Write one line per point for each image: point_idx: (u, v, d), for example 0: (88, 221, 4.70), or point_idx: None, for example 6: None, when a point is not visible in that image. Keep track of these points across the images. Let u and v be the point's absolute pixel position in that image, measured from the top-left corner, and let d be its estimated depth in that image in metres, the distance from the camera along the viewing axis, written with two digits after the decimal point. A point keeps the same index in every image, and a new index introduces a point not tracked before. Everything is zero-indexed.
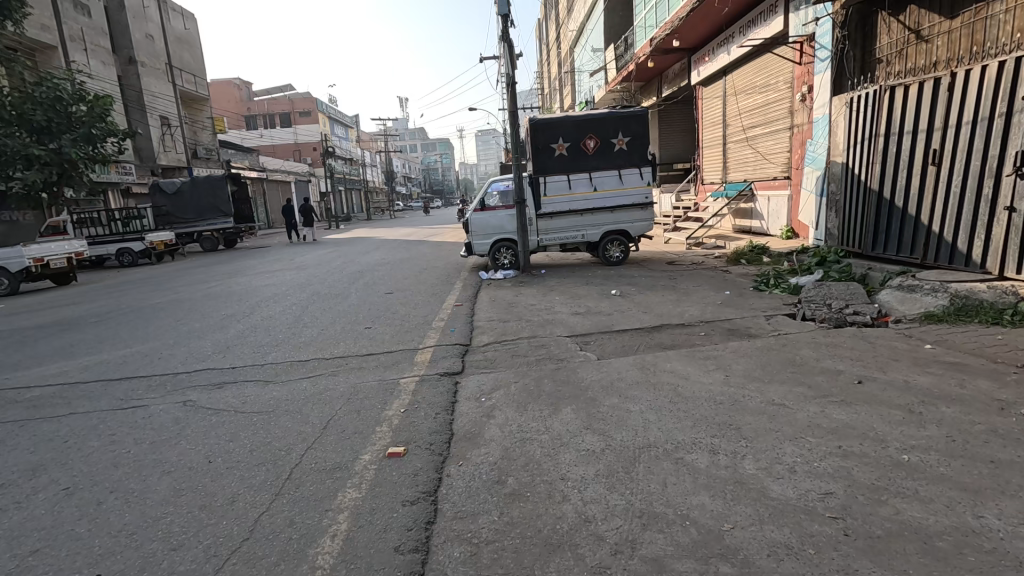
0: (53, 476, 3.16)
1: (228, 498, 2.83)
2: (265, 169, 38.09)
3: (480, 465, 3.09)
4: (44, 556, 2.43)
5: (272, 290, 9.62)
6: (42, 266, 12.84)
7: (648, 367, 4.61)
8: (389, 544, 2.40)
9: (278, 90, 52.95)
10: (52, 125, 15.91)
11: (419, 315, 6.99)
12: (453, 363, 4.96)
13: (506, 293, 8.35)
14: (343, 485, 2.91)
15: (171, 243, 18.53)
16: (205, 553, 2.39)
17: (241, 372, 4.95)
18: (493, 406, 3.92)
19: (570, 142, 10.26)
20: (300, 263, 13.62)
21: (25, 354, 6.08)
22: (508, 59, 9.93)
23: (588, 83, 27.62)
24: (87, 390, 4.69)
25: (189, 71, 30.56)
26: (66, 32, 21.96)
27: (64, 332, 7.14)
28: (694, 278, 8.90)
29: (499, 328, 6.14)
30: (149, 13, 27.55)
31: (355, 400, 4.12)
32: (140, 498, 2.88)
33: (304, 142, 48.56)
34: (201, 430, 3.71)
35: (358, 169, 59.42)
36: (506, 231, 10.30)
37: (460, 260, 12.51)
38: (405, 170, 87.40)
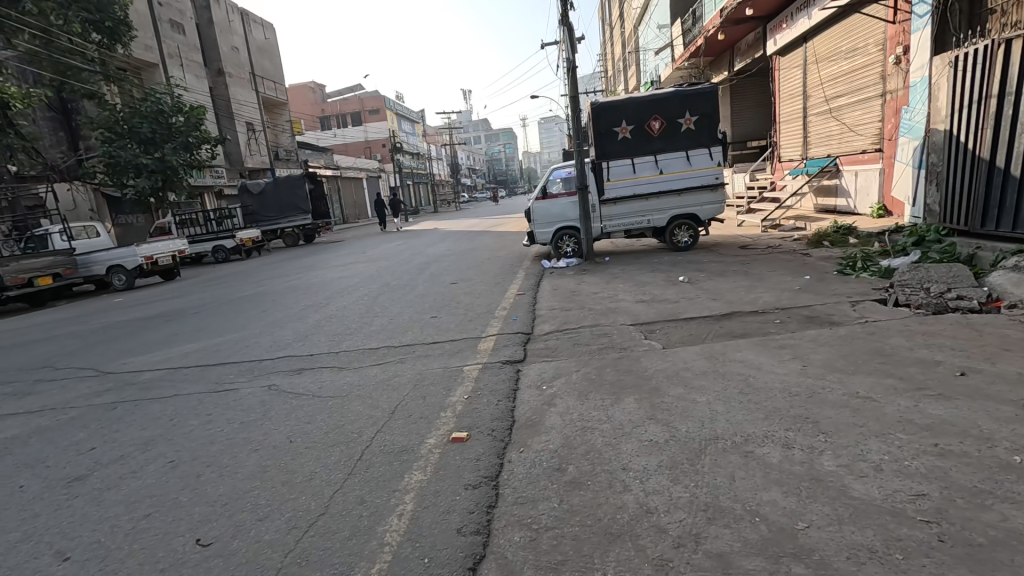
0: (161, 450, 3.56)
1: (307, 475, 3.06)
2: (339, 167, 40.12)
3: (541, 452, 3.11)
4: (154, 520, 2.74)
5: (346, 282, 10.16)
6: (152, 264, 14.37)
7: (716, 356, 4.42)
8: (451, 525, 2.48)
9: (349, 91, 55.47)
10: (156, 136, 17.66)
11: (482, 305, 7.10)
12: (514, 351, 5.01)
13: (569, 282, 8.29)
14: (409, 467, 3.05)
15: (258, 240, 20.07)
16: (287, 525, 2.59)
17: (318, 360, 5.28)
18: (554, 394, 3.93)
19: (634, 125, 9.95)
20: (373, 256, 14.31)
21: (139, 342, 6.86)
22: (568, 43, 9.75)
23: (653, 62, 26.56)
24: (188, 374, 5.22)
25: (269, 78, 32.68)
26: (165, 50, 24.22)
27: (171, 322, 7.99)
28: (770, 263, 8.38)
29: (561, 317, 6.12)
30: (234, 26, 29.72)
31: (422, 386, 4.28)
32: (231, 473, 3.17)
33: (374, 139, 50.60)
34: (283, 412, 4.02)
35: (425, 163, 61.06)
36: (568, 219, 10.19)
37: (522, 249, 12.57)
38: (470, 163, 88.97)
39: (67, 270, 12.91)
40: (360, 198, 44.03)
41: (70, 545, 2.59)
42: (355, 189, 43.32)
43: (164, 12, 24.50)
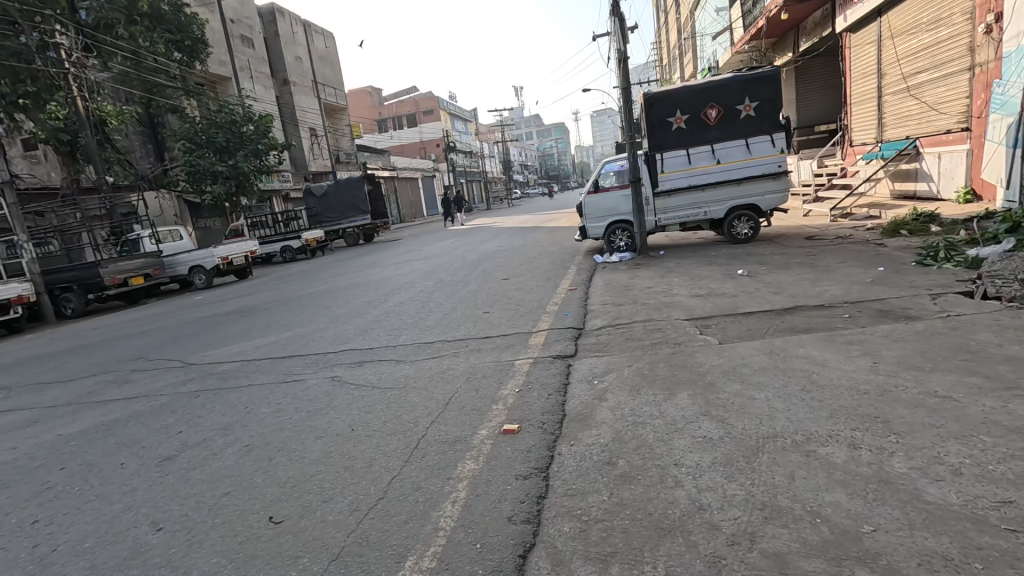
0: (237, 435, 3.86)
1: (367, 461, 3.23)
2: (395, 167, 41.38)
3: (591, 446, 3.12)
4: (232, 498, 2.99)
5: (402, 279, 10.50)
6: (227, 264, 15.51)
7: (776, 352, 4.24)
8: (502, 514, 2.55)
9: (405, 93, 57.14)
10: (230, 145, 18.94)
11: (533, 300, 7.13)
12: (565, 346, 5.02)
13: (621, 276, 8.17)
14: (463, 457, 3.14)
15: (322, 240, 21.11)
16: (349, 507, 2.76)
17: (377, 353, 5.53)
18: (606, 389, 3.92)
19: (689, 114, 9.65)
20: (428, 253, 14.71)
21: (218, 336, 7.44)
22: (620, 34, 9.57)
23: (711, 47, 25.52)
24: (260, 365, 5.61)
25: (330, 85, 34.22)
26: (237, 63, 25.94)
27: (245, 318, 8.60)
28: (838, 254, 7.89)
29: (613, 312, 6.06)
30: (298, 37, 31.35)
31: (476, 379, 4.40)
32: (299, 457, 3.39)
33: (428, 138, 51.77)
34: (345, 402, 4.25)
35: (478, 161, 61.78)
36: (621, 212, 10.02)
37: (574, 244, 12.51)
38: (522, 159, 89.19)
39: (155, 271, 13.99)
40: (416, 198, 45.20)
41: (162, 517, 2.88)
42: (411, 189, 44.56)
43: (235, 28, 26.24)
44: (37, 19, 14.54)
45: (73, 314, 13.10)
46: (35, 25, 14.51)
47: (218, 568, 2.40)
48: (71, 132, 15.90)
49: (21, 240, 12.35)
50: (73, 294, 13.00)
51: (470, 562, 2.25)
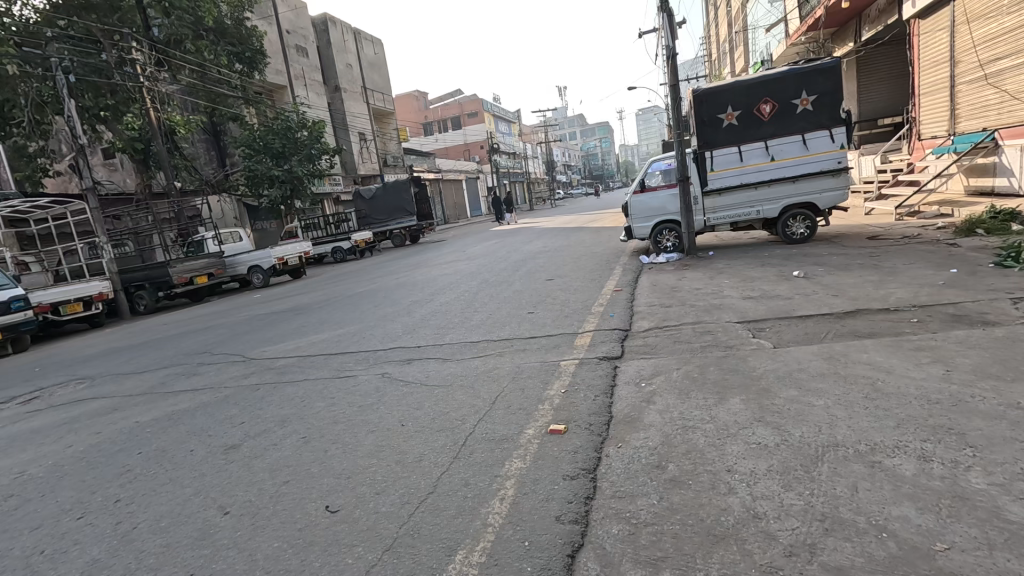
0: (295, 427, 4.05)
1: (417, 456, 3.31)
2: (440, 170, 42.12)
3: (640, 448, 3.09)
4: (291, 487, 3.14)
5: (447, 279, 10.68)
6: (283, 264, 16.25)
7: (836, 358, 4.04)
8: (550, 513, 2.56)
9: (450, 96, 58.07)
10: (285, 150, 19.83)
11: (578, 301, 7.09)
12: (612, 348, 4.98)
13: (668, 277, 8.01)
14: (510, 455, 3.18)
15: (370, 241, 21.77)
16: (401, 500, 2.84)
17: (425, 351, 5.67)
18: (653, 391, 3.85)
19: (741, 110, 9.34)
20: (473, 254, 14.92)
21: (275, 332, 7.83)
22: (668, 30, 9.37)
23: (765, 40, 24.60)
24: (314, 361, 5.86)
25: (379, 90, 35.25)
26: (292, 72, 27.16)
27: (300, 316, 8.99)
28: (905, 254, 7.44)
29: (661, 313, 5.94)
30: (349, 45, 32.50)
31: (522, 378, 4.43)
32: (351, 450, 3.52)
33: (472, 140, 52.37)
34: (395, 398, 4.37)
35: (521, 161, 61.95)
36: (668, 212, 9.81)
37: (619, 244, 12.36)
38: (566, 159, 88.70)
39: (217, 271, 14.82)
40: (460, 199, 45.75)
41: (229, 502, 3.06)
42: (455, 191, 45.19)
43: (291, 39, 27.46)
44: (116, 38, 15.76)
45: (145, 310, 14.08)
46: (114, 43, 15.73)
47: (279, 553, 2.52)
48: (144, 141, 17.24)
49: (101, 242, 13.40)
50: (145, 292, 13.98)
51: (518, 559, 2.27)
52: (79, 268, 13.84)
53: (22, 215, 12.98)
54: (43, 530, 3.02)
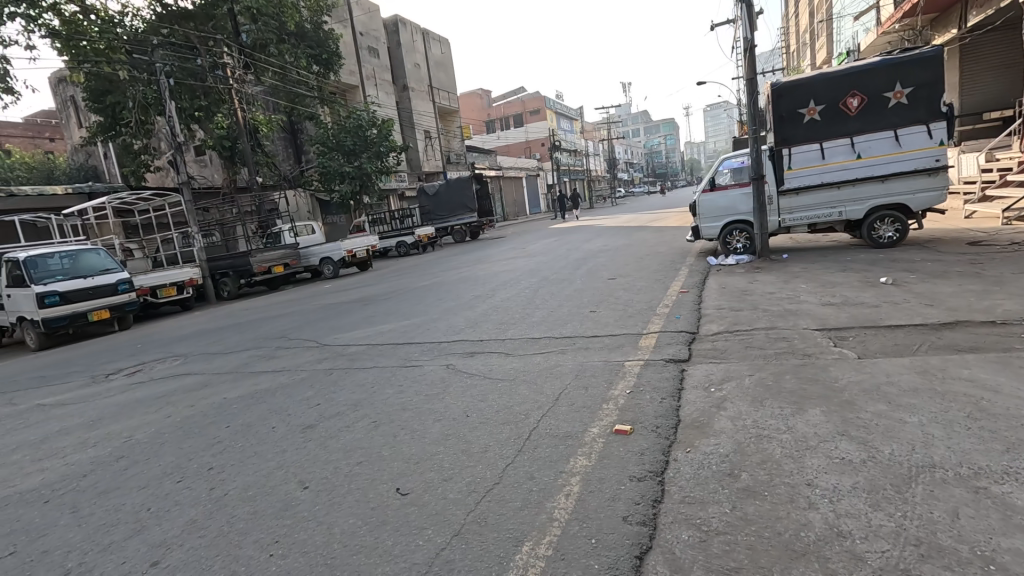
0: (366, 411, 4.25)
1: (482, 447, 3.38)
2: (501, 167, 42.51)
3: (710, 455, 2.99)
4: (362, 469, 3.29)
5: (508, 275, 10.79)
6: (352, 256, 17.14)
7: (932, 372, 3.72)
8: (617, 512, 2.54)
9: (513, 94, 58.44)
10: (356, 147, 20.72)
11: (641, 302, 6.95)
12: (678, 350, 4.84)
13: (738, 280, 7.68)
14: (575, 452, 3.18)
15: (432, 236, 22.53)
16: (468, 488, 2.91)
17: (488, 345, 5.76)
18: (724, 397, 3.72)
19: (824, 104, 8.77)
20: (533, 251, 14.97)
21: (344, 321, 8.23)
22: (747, 20, 8.95)
23: (851, 29, 22.95)
24: (383, 350, 6.10)
25: (445, 89, 36.07)
26: (364, 73, 28.38)
27: (368, 306, 9.40)
28: (1013, 262, 6.72)
29: (731, 317, 5.72)
30: (417, 46, 33.48)
31: (585, 376, 4.41)
32: (420, 437, 3.63)
33: (534, 138, 52.47)
34: (460, 389, 4.49)
35: (582, 159, 61.33)
36: (739, 212, 9.39)
37: (684, 245, 11.97)
38: (628, 157, 86.85)
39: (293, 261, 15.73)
40: (519, 196, 45.96)
41: (308, 478, 3.26)
42: (515, 188, 45.46)
43: (363, 41, 28.66)
44: (209, 44, 17.12)
45: (229, 295, 15.20)
46: (208, 49, 17.09)
47: (355, 528, 2.66)
48: (231, 139, 18.67)
49: (193, 232, 14.60)
50: (229, 279, 15.08)
51: (585, 556, 2.27)
52: (174, 255, 15.16)
53: (129, 206, 14.35)
54: (149, 490, 3.35)
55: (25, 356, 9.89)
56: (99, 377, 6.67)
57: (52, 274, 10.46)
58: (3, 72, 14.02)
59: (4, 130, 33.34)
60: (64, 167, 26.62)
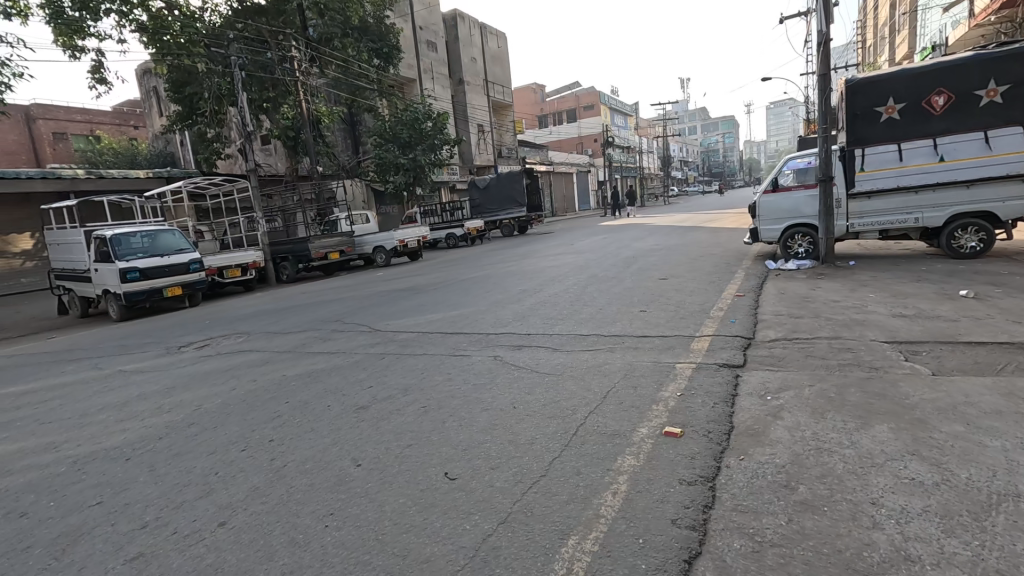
0: (416, 396, 4.36)
1: (529, 438, 3.41)
2: (552, 162, 42.30)
3: (765, 464, 2.89)
4: (411, 451, 3.38)
5: (556, 271, 10.77)
6: (403, 247, 17.51)
7: (1019, 395, 3.43)
8: (666, 515, 2.50)
9: (567, 88, 57.98)
10: (411, 140, 21.17)
11: (694, 303, 6.76)
12: (733, 355, 4.68)
13: (800, 285, 7.33)
14: (622, 451, 3.15)
15: (481, 229, 22.73)
16: (514, 477, 2.95)
17: (536, 339, 5.78)
18: (781, 406, 3.58)
19: (906, 102, 8.19)
20: (581, 247, 14.84)
21: (395, 308, 8.47)
22: (823, 12, 8.46)
23: (939, 22, 21.28)
24: (433, 338, 6.24)
25: (500, 83, 36.20)
26: (421, 67, 28.94)
27: (418, 295, 9.64)
28: None
29: (790, 324, 5.48)
30: (475, 40, 33.76)
31: (634, 376, 4.36)
32: (468, 425, 3.70)
33: (587, 134, 51.88)
34: (506, 380, 4.53)
35: (636, 156, 60.08)
36: (803, 215, 8.95)
37: (740, 247, 11.54)
38: (683, 155, 84.33)
39: (348, 249, 16.30)
40: (569, 192, 45.62)
41: (360, 456, 3.39)
42: (566, 184, 45.14)
43: (423, 35, 29.20)
44: (279, 38, 17.98)
45: (288, 279, 15.94)
46: (278, 43, 17.94)
47: (404, 507, 2.75)
48: (295, 129, 19.49)
49: (258, 217, 15.40)
50: (288, 263, 15.80)
51: (632, 555, 2.25)
52: (240, 239, 16.06)
53: (201, 191, 15.27)
54: (217, 455, 3.58)
55: (108, 326, 10.77)
56: (173, 348, 7.20)
57: (134, 252, 11.28)
58: (99, 64, 15.24)
59: (97, 117, 36.23)
60: (146, 153, 28.64)
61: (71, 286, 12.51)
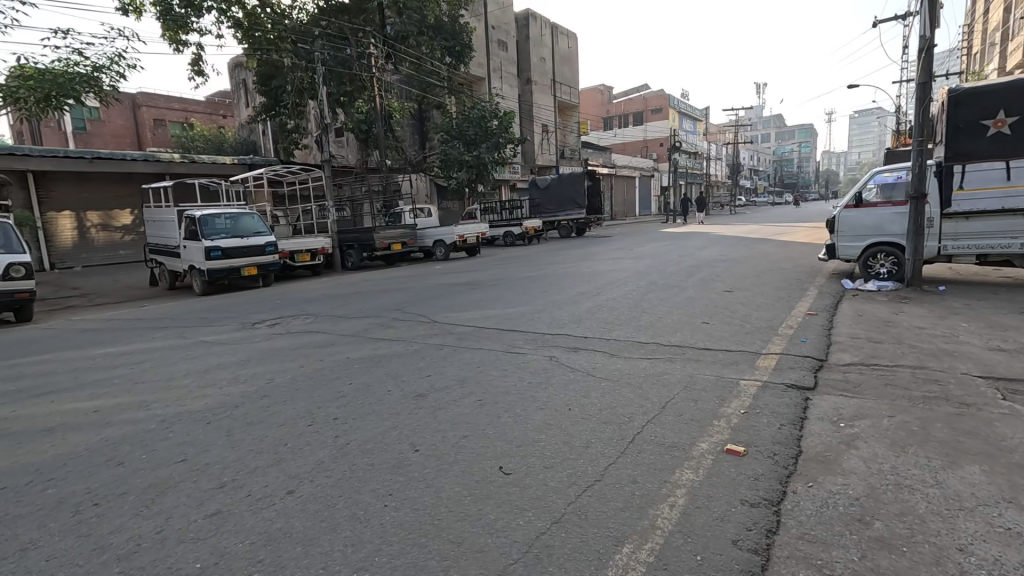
0: (471, 390, 4.43)
1: (584, 442, 3.39)
2: (615, 165, 41.68)
3: (836, 494, 2.73)
4: (466, 443, 3.44)
5: (614, 275, 10.63)
6: (462, 242, 17.93)
7: None
8: (726, 534, 2.42)
9: (635, 90, 56.89)
10: (477, 137, 21.51)
11: (761, 319, 6.47)
12: (802, 377, 4.44)
13: (880, 308, 6.84)
14: (680, 463, 3.07)
15: (539, 229, 22.80)
16: (569, 479, 2.94)
17: (592, 342, 5.73)
18: (856, 435, 3.36)
19: (1019, 116, 7.44)
20: (641, 253, 14.56)
21: (453, 301, 8.65)
22: (927, 15, 7.83)
23: None
24: (490, 333, 6.33)
25: (568, 83, 36.03)
26: (491, 66, 29.32)
27: (475, 290, 9.80)
28: None
29: (867, 349, 5.13)
30: (545, 39, 33.77)
31: (694, 388, 4.23)
32: (521, 422, 3.73)
33: (652, 138, 50.77)
34: (562, 382, 4.52)
35: (702, 163, 58.09)
36: (888, 233, 8.33)
37: (813, 264, 10.91)
38: (753, 163, 80.71)
39: (410, 240, 16.80)
40: (631, 197, 44.79)
41: (418, 442, 3.49)
42: (627, 188, 44.34)
43: (494, 34, 29.58)
44: (359, 35, 18.75)
45: (352, 266, 16.62)
46: (358, 40, 18.71)
47: (460, 496, 2.81)
48: (368, 123, 20.30)
49: (329, 206, 16.16)
50: (354, 251, 16.47)
51: (688, 571, 2.20)
52: (311, 225, 16.91)
53: (279, 178, 16.20)
54: (286, 427, 3.81)
55: (192, 299, 11.67)
56: (249, 324, 7.71)
57: (218, 232, 12.14)
58: (198, 57, 16.52)
59: (190, 106, 39.12)
60: (232, 140, 30.77)
61: (162, 260, 13.65)
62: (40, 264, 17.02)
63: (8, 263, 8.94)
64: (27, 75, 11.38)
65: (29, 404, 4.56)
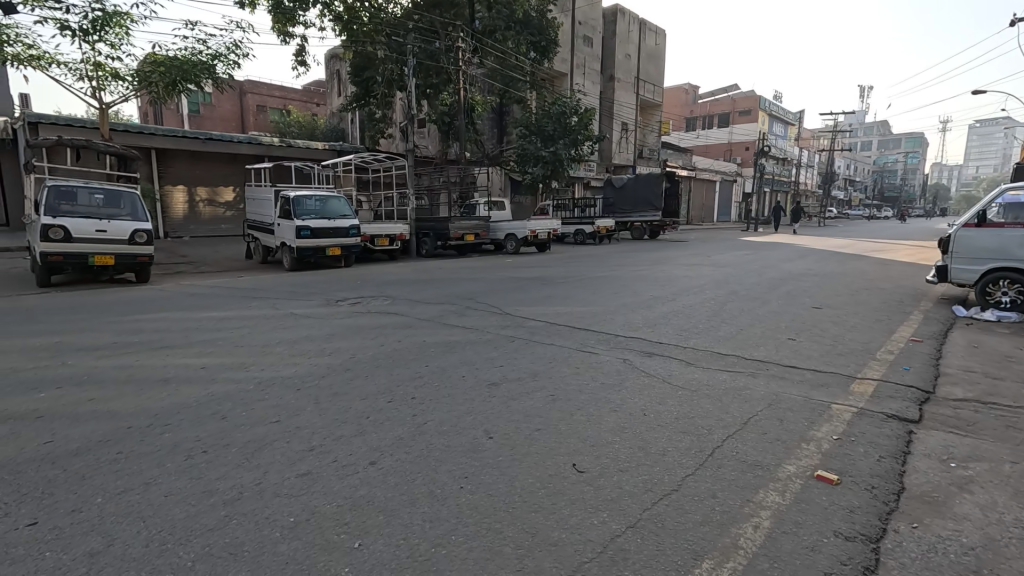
0: (543, 384, 4.43)
1: (659, 449, 3.30)
2: (695, 168, 40.08)
3: (946, 540, 2.48)
4: (538, 437, 3.45)
5: (690, 281, 10.24)
6: (534, 237, 17.93)
7: None
8: (818, 565, 2.27)
9: (722, 91, 54.37)
10: (556, 134, 21.40)
11: (856, 340, 5.97)
12: (905, 408, 4.06)
13: (1000, 341, 6.10)
14: (764, 484, 2.92)
15: (611, 229, 22.33)
16: (643, 485, 2.88)
17: (667, 349, 5.56)
18: (971, 478, 3.03)
19: None
20: (719, 261, 13.92)
21: (524, 295, 8.70)
22: None
23: None
24: (560, 330, 6.31)
25: (653, 81, 35.01)
26: (575, 62, 29.08)
27: (546, 285, 9.79)
28: None
29: (984, 385, 4.60)
30: (632, 36, 32.98)
31: (780, 407, 3.99)
32: (594, 422, 3.69)
33: (738, 141, 48.26)
34: (636, 387, 4.41)
35: (791, 170, 54.49)
36: (1014, 257, 7.38)
37: (918, 286, 9.89)
38: (849, 173, 74.61)
39: (482, 232, 17.06)
40: (709, 202, 42.90)
41: (491, 430, 3.55)
42: (707, 192, 42.48)
43: (580, 30, 29.32)
44: (449, 30, 19.23)
45: (426, 253, 17.16)
46: (447, 34, 19.20)
47: (532, 488, 2.83)
48: (450, 116, 20.89)
49: (409, 195, 16.73)
50: (429, 239, 17.00)
51: None
52: (390, 212, 17.61)
53: (365, 165, 16.98)
54: (367, 402, 4.00)
55: (281, 273, 12.53)
56: (332, 300, 8.19)
57: (308, 213, 12.96)
58: (302, 48, 17.62)
59: (290, 94, 42.06)
60: (323, 128, 32.74)
61: (258, 236, 14.75)
62: (154, 233, 18.90)
63: (134, 230, 9.99)
64: (159, 62, 12.65)
65: (150, 355, 5.11)
